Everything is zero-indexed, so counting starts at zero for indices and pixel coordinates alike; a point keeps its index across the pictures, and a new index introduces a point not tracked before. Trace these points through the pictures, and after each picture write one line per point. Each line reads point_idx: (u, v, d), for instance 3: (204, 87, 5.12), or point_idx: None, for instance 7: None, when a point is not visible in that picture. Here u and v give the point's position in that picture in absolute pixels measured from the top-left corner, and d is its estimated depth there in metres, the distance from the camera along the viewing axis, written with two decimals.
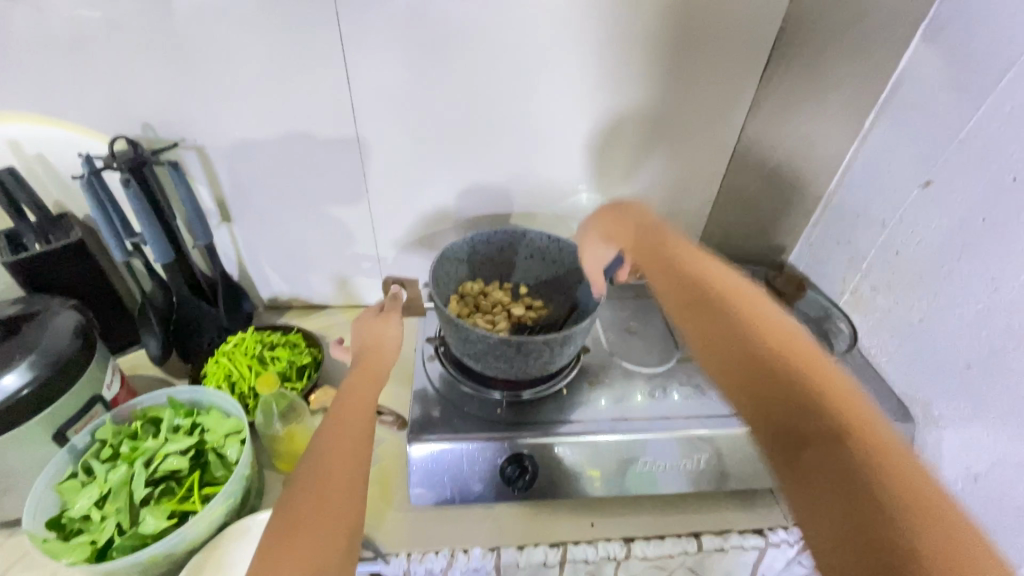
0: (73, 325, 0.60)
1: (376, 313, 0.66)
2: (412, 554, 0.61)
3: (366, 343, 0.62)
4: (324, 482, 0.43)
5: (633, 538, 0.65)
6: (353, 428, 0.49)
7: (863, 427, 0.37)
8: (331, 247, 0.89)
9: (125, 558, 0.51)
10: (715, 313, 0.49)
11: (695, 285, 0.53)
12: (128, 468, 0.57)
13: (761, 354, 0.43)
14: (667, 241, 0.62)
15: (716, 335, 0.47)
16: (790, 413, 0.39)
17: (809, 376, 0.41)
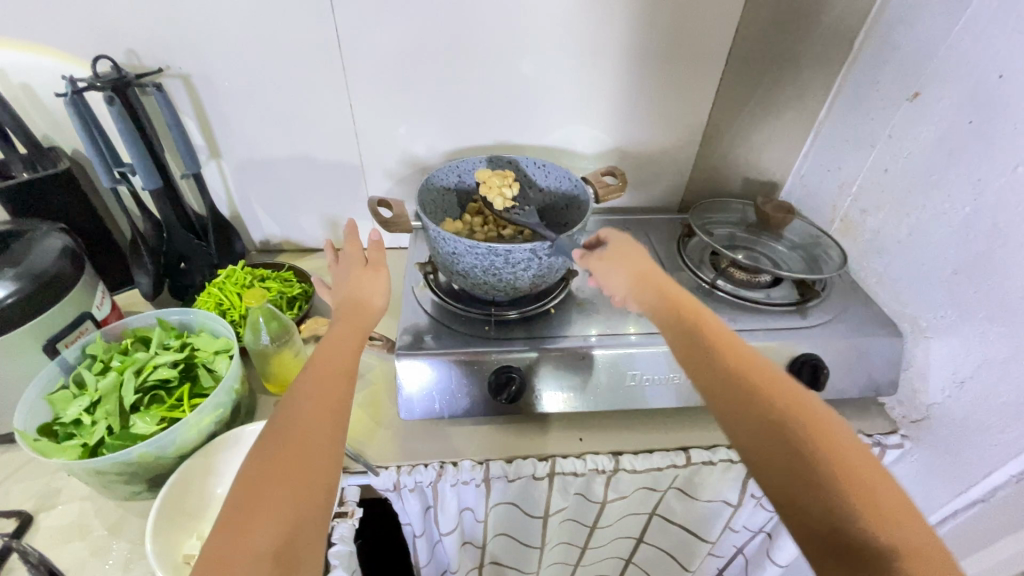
0: (61, 245, 0.61)
1: (363, 262, 0.60)
2: (402, 466, 0.62)
3: (346, 296, 0.56)
4: (292, 461, 0.41)
5: (622, 452, 0.66)
6: (325, 408, 0.45)
7: (890, 512, 0.39)
8: (319, 187, 0.89)
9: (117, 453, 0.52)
10: (745, 395, 0.46)
11: (711, 352, 0.49)
12: (118, 376, 0.58)
13: (797, 445, 0.42)
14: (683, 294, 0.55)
15: (754, 424, 0.44)
16: (838, 514, 0.39)
17: (845, 468, 0.41)
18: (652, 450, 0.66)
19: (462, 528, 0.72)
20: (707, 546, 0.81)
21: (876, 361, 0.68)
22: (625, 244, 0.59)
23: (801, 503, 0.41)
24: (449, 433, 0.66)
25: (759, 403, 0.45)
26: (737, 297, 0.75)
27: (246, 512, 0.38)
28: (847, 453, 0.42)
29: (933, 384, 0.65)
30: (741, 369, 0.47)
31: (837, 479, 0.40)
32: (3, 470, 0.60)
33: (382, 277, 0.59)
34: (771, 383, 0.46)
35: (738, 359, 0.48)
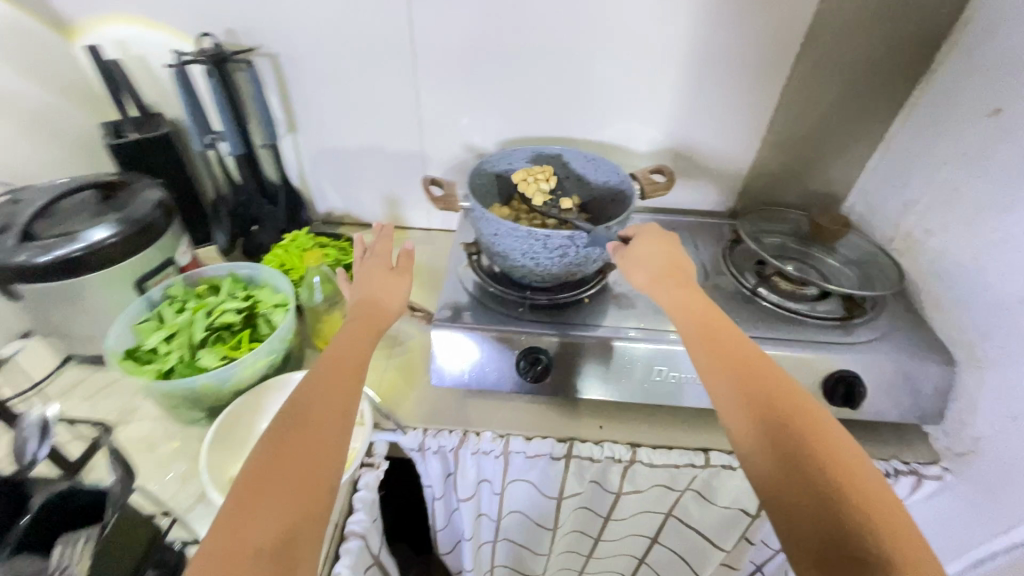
0: (158, 199, 0.69)
1: (388, 267, 0.62)
2: (429, 429, 0.66)
3: (365, 295, 0.59)
4: (297, 448, 0.43)
5: (640, 444, 0.67)
6: (344, 386, 0.49)
7: (895, 527, 0.38)
8: (381, 166, 0.94)
9: (184, 380, 0.59)
10: (752, 400, 0.46)
11: (725, 355, 0.49)
12: (192, 315, 0.66)
13: (796, 460, 0.42)
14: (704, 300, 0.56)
15: (761, 429, 0.44)
16: (839, 524, 0.39)
17: (849, 480, 0.41)
18: (672, 447, 0.66)
19: (479, 499, 0.75)
20: (722, 555, 0.80)
21: (924, 388, 0.65)
22: (652, 242, 0.61)
23: (793, 515, 0.41)
24: (476, 405, 0.70)
25: (762, 413, 0.45)
26: (778, 304, 0.73)
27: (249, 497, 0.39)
28: (853, 466, 0.42)
29: (982, 418, 0.61)
30: (754, 374, 0.48)
31: (830, 485, 0.40)
32: (93, 386, 0.69)
33: (405, 280, 0.62)
34: (781, 391, 0.46)
35: (751, 363, 0.49)
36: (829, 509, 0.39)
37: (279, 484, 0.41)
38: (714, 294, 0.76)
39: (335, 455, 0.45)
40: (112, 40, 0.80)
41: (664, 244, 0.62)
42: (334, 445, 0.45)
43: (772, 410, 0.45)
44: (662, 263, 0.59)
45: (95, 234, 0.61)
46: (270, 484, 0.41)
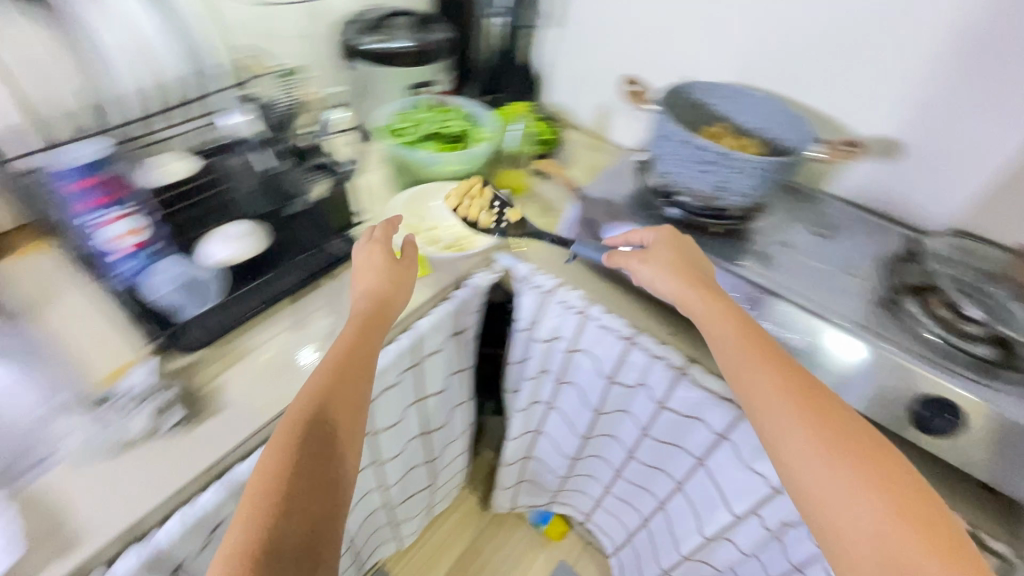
0: (442, 40, 0.92)
1: (386, 254, 0.68)
2: (539, 269, 0.81)
3: (369, 291, 0.64)
4: (311, 451, 0.50)
5: (696, 364, 0.72)
6: (347, 374, 0.56)
7: (933, 524, 0.43)
8: (605, 75, 1.07)
9: (402, 150, 0.84)
10: (800, 437, 0.48)
11: (772, 392, 0.51)
12: (428, 116, 0.89)
13: (869, 488, 0.45)
14: (738, 322, 0.58)
15: (813, 467, 0.47)
16: (890, 543, 0.42)
17: (891, 491, 0.45)
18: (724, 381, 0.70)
19: (550, 352, 0.89)
20: (728, 523, 0.81)
21: None
22: (670, 245, 0.67)
23: (867, 548, 0.43)
24: (584, 274, 0.83)
25: (829, 442, 0.47)
26: (945, 338, 0.64)
27: (282, 497, 0.47)
28: (891, 476, 0.46)
29: None
30: (800, 406, 0.50)
31: (884, 509, 0.44)
32: None
33: (412, 273, 0.68)
34: (823, 410, 0.49)
35: (796, 392, 0.51)
36: (897, 532, 0.43)
37: (302, 473, 0.49)
38: (851, 285, 0.73)
39: (350, 439, 0.54)
40: None
41: (683, 256, 0.66)
42: (353, 435, 0.54)
43: (836, 438, 0.48)
44: (679, 273, 0.64)
45: (398, 44, 0.88)
46: (291, 484, 0.48)
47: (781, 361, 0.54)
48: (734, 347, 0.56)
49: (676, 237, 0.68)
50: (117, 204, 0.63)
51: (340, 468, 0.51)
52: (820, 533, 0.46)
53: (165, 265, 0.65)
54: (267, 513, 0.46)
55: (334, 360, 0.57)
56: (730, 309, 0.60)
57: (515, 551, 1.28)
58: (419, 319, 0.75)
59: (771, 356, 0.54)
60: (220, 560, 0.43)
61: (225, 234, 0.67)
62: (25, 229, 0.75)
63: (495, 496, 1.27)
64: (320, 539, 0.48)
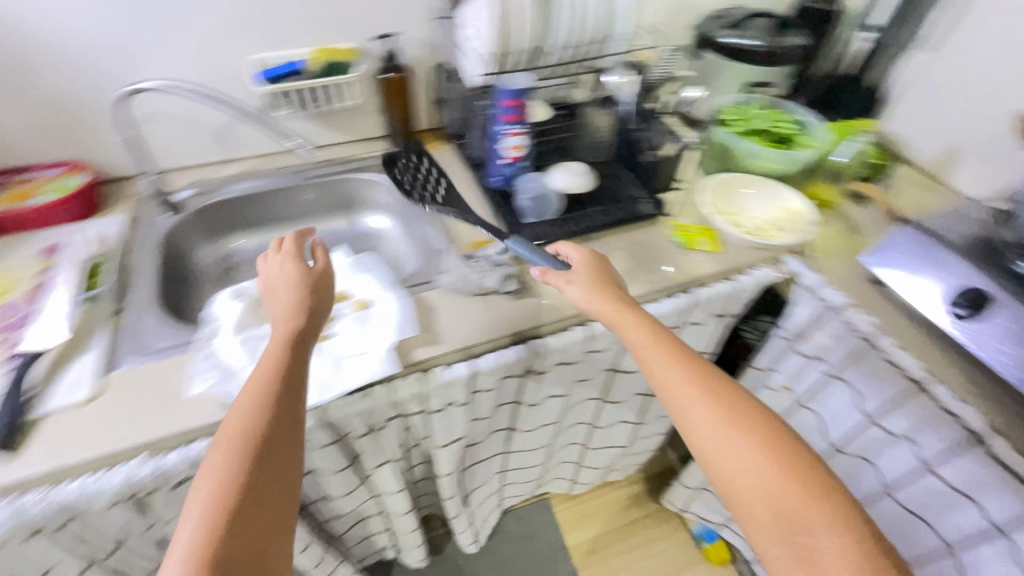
0: (797, 47, 0.95)
1: (292, 249, 0.63)
2: (829, 284, 0.80)
3: (279, 314, 0.57)
4: (282, 433, 0.47)
5: (1001, 441, 0.63)
6: (279, 396, 0.49)
7: (816, 479, 0.46)
8: (975, 112, 0.94)
9: (730, 139, 0.90)
10: (714, 430, 0.49)
11: (678, 378, 0.53)
12: (761, 116, 0.93)
13: (765, 454, 0.47)
14: (642, 315, 0.60)
15: (726, 449, 0.48)
16: (790, 500, 0.45)
17: (785, 463, 0.47)
18: None
19: (808, 369, 0.86)
20: None
21: None
22: (586, 259, 0.66)
23: (760, 507, 0.45)
24: (881, 306, 0.78)
25: (726, 407, 0.50)
26: None
27: (246, 473, 0.44)
28: (783, 445, 0.48)
29: None
30: (711, 395, 0.51)
31: (774, 476, 0.46)
32: None
33: (331, 273, 0.63)
34: (730, 398, 0.51)
35: (706, 381, 0.53)
36: (791, 494, 0.45)
37: (259, 506, 0.43)
38: None
39: (292, 464, 0.47)
40: None
41: (597, 261, 0.66)
42: (288, 456, 0.47)
43: (730, 412, 0.50)
44: (610, 276, 0.65)
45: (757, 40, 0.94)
46: (263, 458, 0.45)
47: (687, 352, 0.55)
48: (648, 343, 0.56)
49: (583, 250, 0.67)
50: (520, 124, 0.81)
51: (284, 482, 0.46)
52: (725, 496, 0.48)
53: (532, 178, 0.85)
54: (223, 492, 0.42)
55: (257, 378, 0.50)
56: (625, 296, 0.62)
57: (669, 554, 1.28)
58: (699, 287, 0.81)
59: (682, 349, 0.56)
60: (177, 553, 0.39)
61: (568, 168, 0.86)
62: (433, 131, 1.04)
63: (669, 492, 1.28)
64: (270, 527, 0.44)
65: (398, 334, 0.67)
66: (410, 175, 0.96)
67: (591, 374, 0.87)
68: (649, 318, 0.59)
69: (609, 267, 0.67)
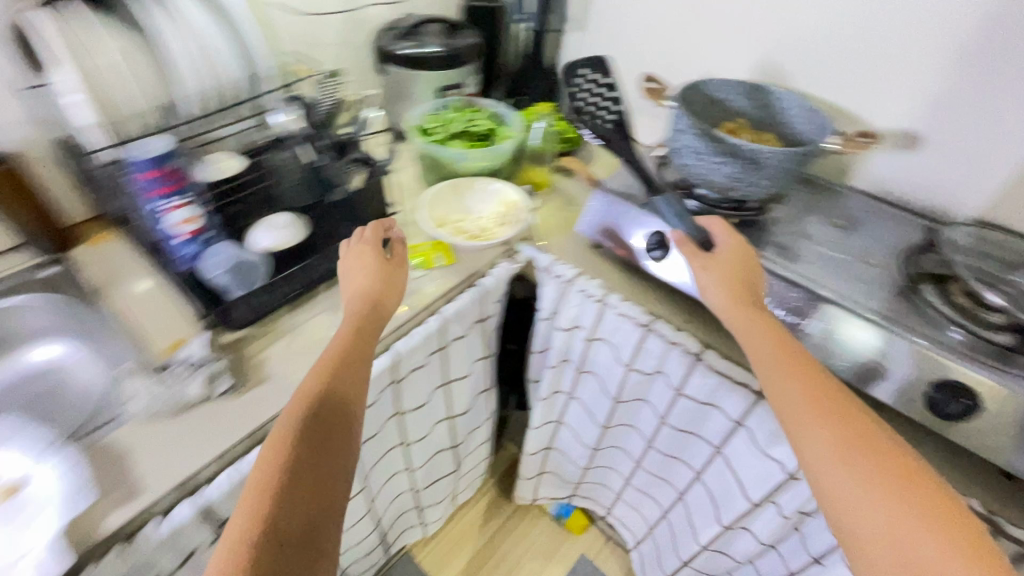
0: (477, 41, 0.98)
1: (385, 256, 0.69)
2: (559, 260, 0.85)
3: (330, 351, 0.58)
4: (308, 497, 0.47)
5: (712, 352, 0.74)
6: (323, 448, 0.51)
7: (950, 521, 0.44)
8: (629, 77, 1.09)
9: (434, 147, 0.89)
10: (818, 439, 0.50)
11: (869, 463, 0.48)
12: (458, 117, 0.95)
13: (890, 491, 0.46)
14: (773, 328, 0.59)
15: (828, 464, 0.49)
16: (901, 528, 0.44)
17: (898, 483, 0.46)
18: (739, 367, 0.72)
19: (572, 340, 0.91)
20: (745, 511, 0.82)
21: None
22: (719, 262, 0.66)
23: (883, 554, 0.44)
24: (603, 266, 0.86)
25: (820, 399, 0.52)
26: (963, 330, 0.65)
27: (302, 432, 0.50)
28: (909, 481, 0.47)
29: None
30: (831, 415, 0.51)
31: (887, 500, 0.46)
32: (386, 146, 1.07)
33: (398, 273, 0.68)
34: (850, 421, 0.51)
35: (852, 432, 0.50)
36: (880, 473, 0.47)
37: None
38: (868, 275, 0.74)
39: (325, 536, 0.47)
40: None
41: (732, 256, 0.66)
42: (330, 527, 0.48)
43: (853, 447, 0.49)
44: (746, 280, 0.64)
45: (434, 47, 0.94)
46: (292, 527, 0.45)
47: (801, 362, 0.55)
48: (772, 358, 0.56)
49: (695, 249, 0.68)
50: (180, 193, 0.68)
51: (320, 563, 0.45)
52: (840, 538, 0.47)
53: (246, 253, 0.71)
54: (263, 490, 0.46)
55: (291, 425, 0.51)
56: (776, 324, 0.60)
57: (536, 544, 1.30)
58: (446, 305, 0.79)
59: (800, 366, 0.55)
60: None
61: (272, 223, 0.73)
62: (95, 220, 0.83)
63: (517, 489, 1.29)
64: (323, 520, 0.47)
65: (68, 515, 0.51)
66: (72, 286, 0.75)
67: (374, 429, 0.79)
68: (791, 344, 0.58)
69: (755, 277, 0.66)
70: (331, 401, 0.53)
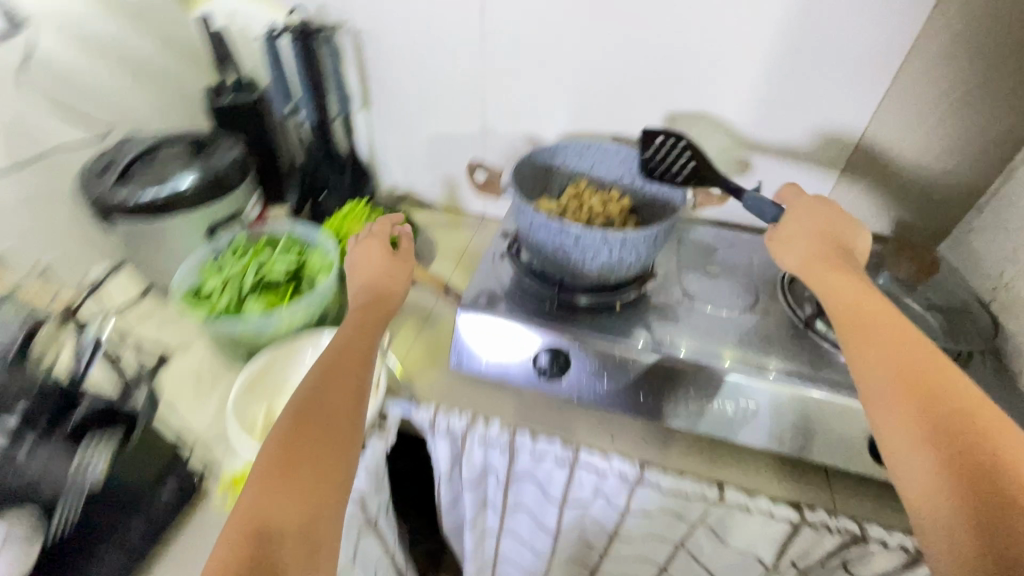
0: (237, 155, 0.76)
1: (387, 258, 0.65)
2: (440, 407, 0.67)
3: (327, 364, 0.51)
4: (294, 540, 0.41)
5: (649, 464, 0.63)
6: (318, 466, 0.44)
7: None
8: (442, 149, 0.95)
9: (226, 325, 0.65)
10: (902, 413, 0.42)
11: (951, 413, 0.41)
12: (246, 266, 0.71)
13: (980, 473, 0.38)
14: (884, 302, 0.50)
15: (910, 442, 0.41)
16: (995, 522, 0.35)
17: (998, 477, 0.37)
18: (682, 473, 0.62)
19: (484, 488, 0.74)
20: None
21: None
22: (796, 216, 0.59)
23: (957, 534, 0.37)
24: (493, 393, 0.69)
25: (923, 385, 0.43)
26: None
27: (263, 488, 0.42)
28: (1023, 476, 0.37)
29: None
30: (924, 389, 0.43)
31: (988, 491, 0.37)
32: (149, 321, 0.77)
33: (400, 288, 0.64)
34: (952, 402, 0.42)
35: (940, 396, 0.42)
36: (1007, 497, 0.36)
37: None
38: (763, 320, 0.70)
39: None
40: (223, 11, 0.85)
41: (830, 238, 0.56)
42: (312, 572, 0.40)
43: (948, 425, 0.40)
44: (836, 244, 0.56)
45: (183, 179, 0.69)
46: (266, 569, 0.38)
47: (914, 341, 0.46)
48: (853, 312, 0.50)
49: (795, 212, 0.59)
50: None
51: None
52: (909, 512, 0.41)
53: None
54: (239, 522, 0.40)
55: (287, 443, 0.45)
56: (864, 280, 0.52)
57: None
58: None
59: (910, 342, 0.46)
60: None
61: None
62: None
63: None
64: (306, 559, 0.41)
65: None
66: None
67: None
68: (893, 315, 0.48)
69: (849, 251, 0.56)
70: (329, 425, 0.47)
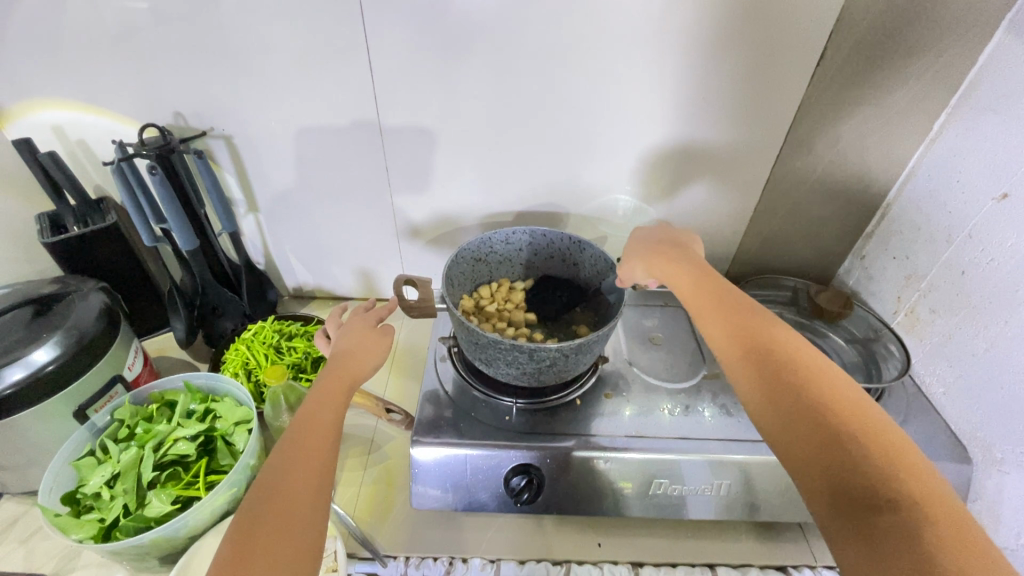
0: (100, 306, 0.63)
1: (374, 322, 0.63)
2: (410, 559, 0.61)
3: (307, 413, 0.48)
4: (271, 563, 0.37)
5: (642, 563, 0.63)
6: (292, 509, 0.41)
7: (894, 448, 0.38)
8: (348, 243, 0.86)
9: (129, 540, 0.52)
10: (762, 370, 0.44)
11: (795, 363, 0.44)
12: (139, 450, 0.58)
13: (824, 411, 0.40)
14: (720, 282, 0.55)
15: (768, 396, 0.43)
16: (840, 455, 0.38)
17: (840, 414, 0.40)
18: (678, 566, 0.62)
19: None
20: None
21: None
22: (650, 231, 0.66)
23: (816, 473, 0.39)
24: (465, 523, 0.65)
25: (769, 355, 0.45)
26: None
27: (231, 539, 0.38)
28: (858, 411, 0.40)
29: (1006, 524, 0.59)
30: (768, 346, 0.46)
31: (829, 424, 0.39)
32: (20, 531, 0.63)
33: (386, 343, 0.60)
34: (788, 352, 0.45)
35: (780, 349, 0.45)
36: (856, 433, 0.39)
37: None
38: (713, 383, 0.71)
39: None
40: (47, 124, 0.70)
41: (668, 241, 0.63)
42: None
43: (790, 372, 0.43)
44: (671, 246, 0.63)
45: (34, 356, 0.55)
46: None
47: (752, 309, 0.50)
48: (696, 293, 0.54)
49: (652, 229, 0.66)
50: None
51: None
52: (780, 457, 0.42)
53: None
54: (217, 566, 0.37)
55: (276, 487, 0.41)
56: (700, 265, 0.58)
57: None
58: None
59: (750, 310, 0.50)
60: None
61: None
62: None
63: None
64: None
65: None
66: None
67: None
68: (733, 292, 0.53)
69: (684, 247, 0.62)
70: (312, 476, 0.43)
